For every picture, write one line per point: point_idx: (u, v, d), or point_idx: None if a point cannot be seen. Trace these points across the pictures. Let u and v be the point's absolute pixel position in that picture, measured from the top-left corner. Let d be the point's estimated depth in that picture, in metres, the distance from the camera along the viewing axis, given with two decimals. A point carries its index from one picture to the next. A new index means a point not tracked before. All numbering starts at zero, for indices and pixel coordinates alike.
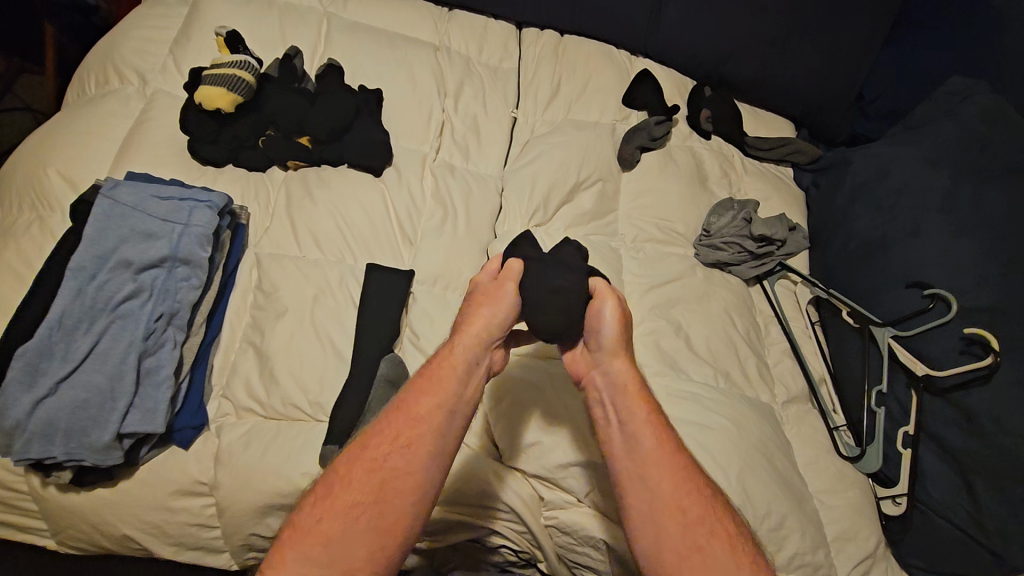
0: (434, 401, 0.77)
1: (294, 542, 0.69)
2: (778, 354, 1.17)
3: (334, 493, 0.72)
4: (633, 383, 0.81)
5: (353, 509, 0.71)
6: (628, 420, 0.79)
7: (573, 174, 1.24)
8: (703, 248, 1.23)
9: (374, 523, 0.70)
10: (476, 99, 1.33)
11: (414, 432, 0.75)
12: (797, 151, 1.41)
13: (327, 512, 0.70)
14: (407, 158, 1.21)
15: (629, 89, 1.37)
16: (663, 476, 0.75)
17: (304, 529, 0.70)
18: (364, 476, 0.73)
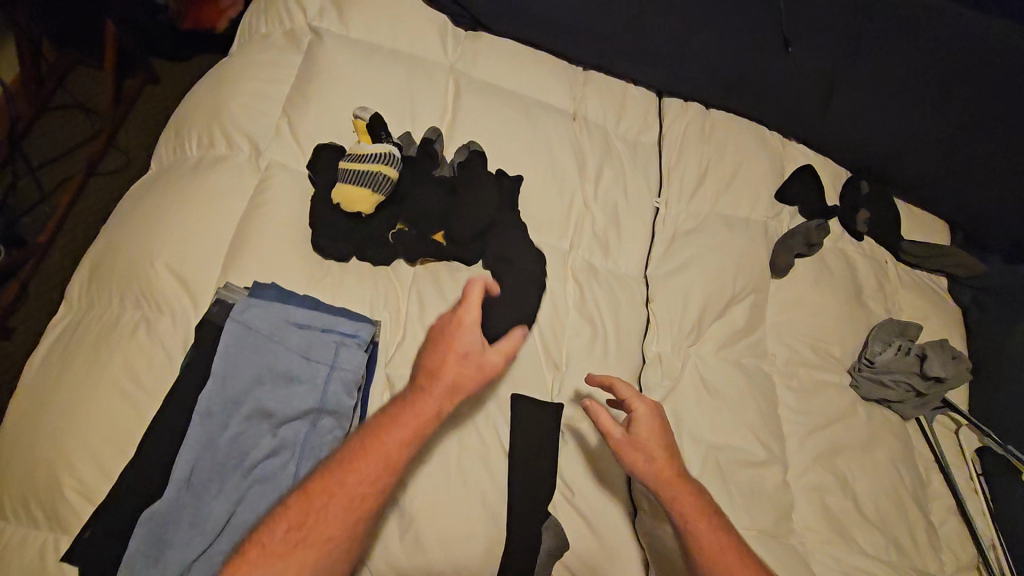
0: (401, 440, 0.74)
1: (256, 547, 0.67)
2: (943, 512, 1.06)
3: (305, 518, 0.69)
4: (667, 463, 0.84)
5: (312, 535, 0.68)
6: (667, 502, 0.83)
7: (726, 288, 1.11)
8: (865, 380, 1.10)
9: (326, 550, 0.68)
10: (617, 184, 1.18)
11: (380, 471, 0.72)
12: (958, 264, 1.27)
13: (298, 533, 0.68)
14: (549, 257, 1.06)
15: (784, 184, 1.23)
16: (704, 541, 0.81)
17: (273, 537, 0.67)
18: (340, 498, 0.70)
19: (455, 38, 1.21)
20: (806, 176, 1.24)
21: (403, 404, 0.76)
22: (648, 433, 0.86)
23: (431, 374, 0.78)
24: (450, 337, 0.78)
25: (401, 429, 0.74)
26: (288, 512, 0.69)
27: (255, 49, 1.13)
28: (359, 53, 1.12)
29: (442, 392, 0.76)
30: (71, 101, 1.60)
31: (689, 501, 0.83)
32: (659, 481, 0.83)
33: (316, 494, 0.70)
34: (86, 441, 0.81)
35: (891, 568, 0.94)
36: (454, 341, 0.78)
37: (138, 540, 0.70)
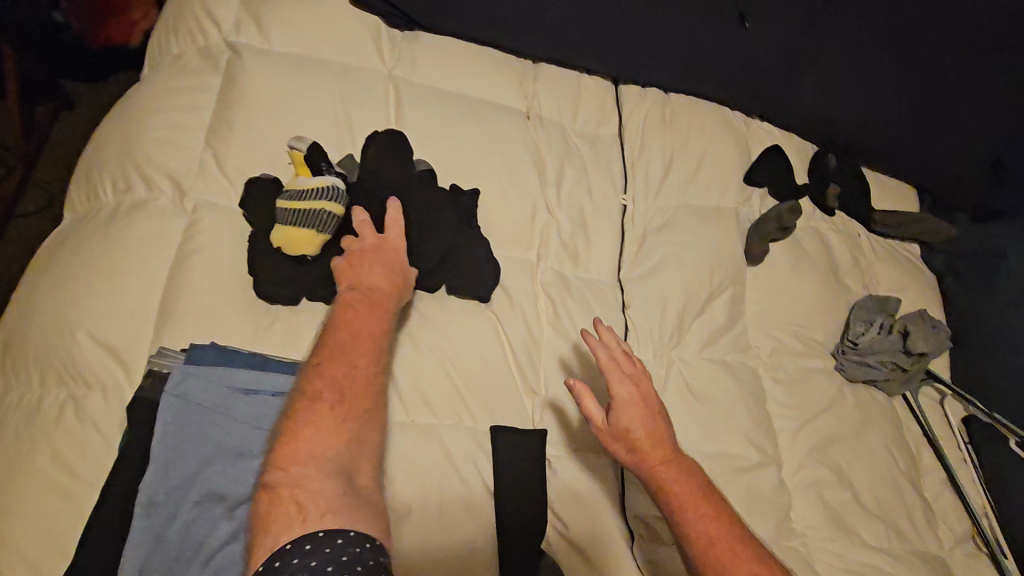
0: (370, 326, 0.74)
1: (306, 427, 0.65)
2: (937, 487, 1.05)
3: (341, 383, 0.68)
4: (654, 450, 0.81)
5: (354, 409, 0.68)
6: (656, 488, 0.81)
7: (704, 284, 1.06)
8: (850, 363, 1.08)
9: (368, 429, 0.69)
10: (580, 184, 1.11)
11: (382, 320, 0.76)
12: (931, 231, 1.25)
13: (344, 411, 0.67)
14: (516, 273, 1.00)
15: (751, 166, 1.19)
16: (695, 533, 0.77)
17: (322, 413, 0.66)
18: (357, 354, 0.71)
19: (390, 41, 1.11)
20: (775, 155, 1.20)
21: (358, 297, 0.76)
22: (632, 419, 0.82)
23: (361, 293, 0.77)
24: (370, 259, 0.80)
25: (374, 317, 0.75)
26: (323, 386, 0.67)
27: (166, 74, 1.01)
28: (285, 69, 1.01)
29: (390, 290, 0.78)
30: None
31: (678, 485, 0.80)
32: (645, 469, 0.81)
33: (339, 362, 0.70)
34: (10, 564, 0.70)
35: (893, 556, 0.93)
36: (376, 261, 0.80)
37: None
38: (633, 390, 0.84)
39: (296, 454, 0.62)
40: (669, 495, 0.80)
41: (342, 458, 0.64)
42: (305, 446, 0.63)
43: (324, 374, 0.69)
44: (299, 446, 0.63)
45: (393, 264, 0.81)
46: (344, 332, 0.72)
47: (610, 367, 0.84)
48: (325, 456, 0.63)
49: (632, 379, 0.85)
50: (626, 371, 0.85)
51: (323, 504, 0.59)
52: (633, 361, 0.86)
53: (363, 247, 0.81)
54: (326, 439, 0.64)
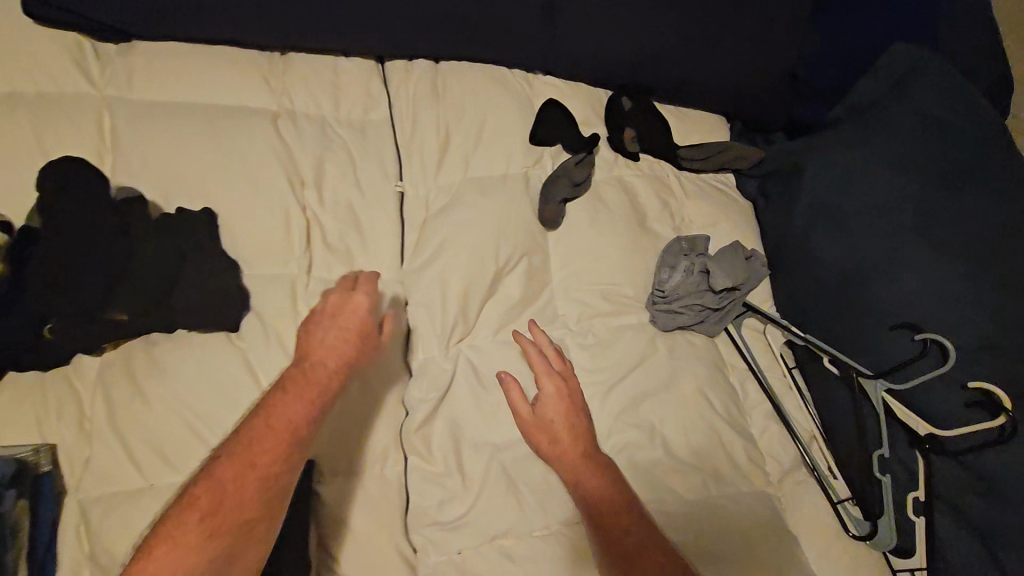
0: (294, 402, 0.73)
1: (162, 544, 0.61)
2: (762, 421, 1.03)
3: (222, 493, 0.65)
4: (573, 447, 0.84)
5: (226, 524, 0.64)
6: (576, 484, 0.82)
7: (489, 261, 0.99)
8: (660, 313, 1.04)
9: (240, 542, 0.65)
10: (347, 179, 1.02)
11: (304, 414, 0.72)
12: (737, 157, 1.21)
13: (211, 529, 0.63)
14: (272, 293, 0.91)
15: (535, 124, 1.11)
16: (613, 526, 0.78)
17: (184, 529, 0.62)
18: (256, 455, 0.68)
19: (100, 59, 0.99)
20: (554, 111, 1.12)
21: (298, 376, 0.75)
22: (556, 414, 0.87)
23: (296, 377, 0.75)
24: (320, 330, 0.79)
25: (291, 411, 0.72)
26: (199, 495, 0.65)
27: None
28: None
29: (332, 359, 0.77)
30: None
31: (597, 480, 0.81)
32: (566, 464, 0.84)
33: (233, 464, 0.67)
34: None
35: (708, 506, 0.91)
36: (318, 335, 0.79)
37: None
38: (559, 385, 0.89)
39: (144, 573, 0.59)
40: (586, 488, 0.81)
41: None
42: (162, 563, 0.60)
43: (205, 480, 0.66)
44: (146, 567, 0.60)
45: (349, 336, 0.79)
46: (250, 429, 0.70)
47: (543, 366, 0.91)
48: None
49: (560, 376, 0.91)
50: (556, 368, 0.92)
51: None
52: (563, 361, 0.92)
53: (331, 309, 0.81)
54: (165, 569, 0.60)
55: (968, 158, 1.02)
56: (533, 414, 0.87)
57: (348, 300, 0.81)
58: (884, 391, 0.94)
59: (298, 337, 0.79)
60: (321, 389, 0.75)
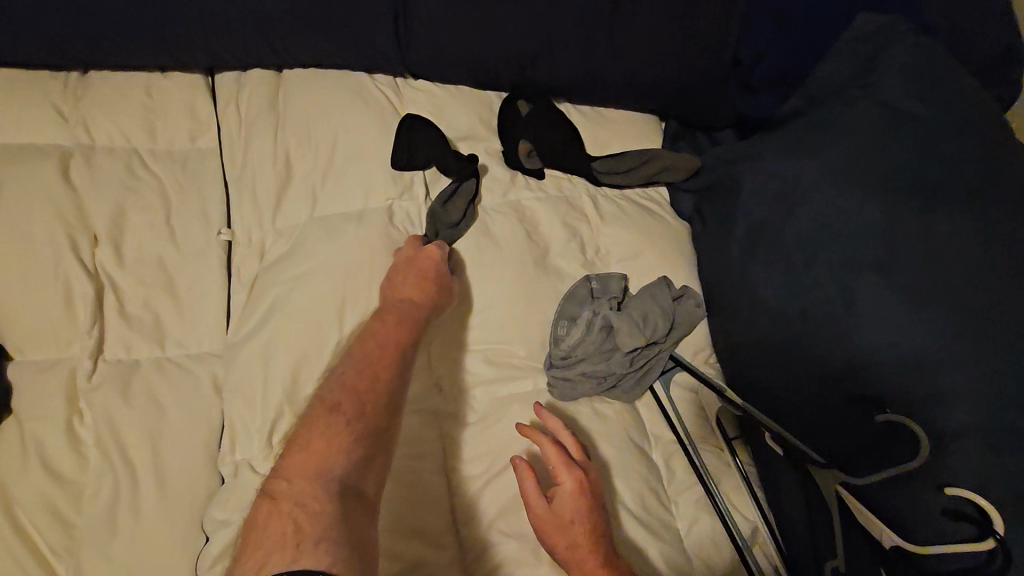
0: (390, 334, 0.75)
1: (315, 432, 0.64)
2: (692, 512, 0.81)
3: (360, 393, 0.68)
4: (603, 572, 0.66)
5: (379, 412, 0.68)
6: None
7: (331, 326, 0.79)
8: (559, 378, 0.83)
9: (367, 457, 0.65)
10: (158, 229, 0.82)
11: (362, 379, 0.69)
12: (664, 168, 0.98)
13: (357, 432, 0.65)
14: (40, 388, 0.71)
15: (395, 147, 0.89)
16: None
17: (330, 423, 0.65)
18: (359, 378, 0.69)
19: None
20: (433, 125, 0.91)
21: (384, 317, 0.77)
22: (571, 522, 0.67)
23: (381, 317, 0.76)
24: (405, 278, 0.80)
25: (380, 346, 0.73)
26: (341, 399, 0.67)
27: None
28: None
29: (424, 302, 0.78)
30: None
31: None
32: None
33: (338, 391, 0.68)
34: None
35: None
36: (412, 275, 0.80)
37: None
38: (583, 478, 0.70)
39: (307, 459, 0.62)
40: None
41: (305, 489, 0.60)
42: (303, 460, 0.62)
43: (339, 383, 0.69)
44: (292, 466, 0.62)
45: (426, 286, 0.79)
46: (362, 353, 0.72)
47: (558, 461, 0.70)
48: (298, 493, 0.59)
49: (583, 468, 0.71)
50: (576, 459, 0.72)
51: (273, 543, 0.55)
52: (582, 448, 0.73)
53: (405, 262, 0.82)
54: (297, 468, 0.61)
55: (948, 165, 0.79)
56: (548, 524, 0.68)
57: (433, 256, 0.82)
58: (838, 484, 0.73)
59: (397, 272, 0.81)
60: (411, 318, 0.77)
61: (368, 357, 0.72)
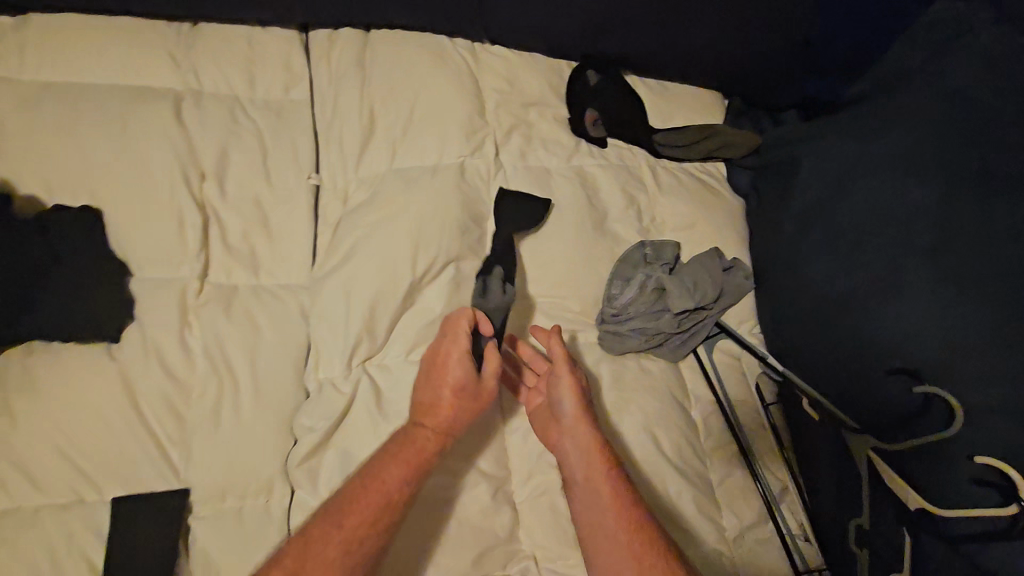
0: (402, 454, 0.72)
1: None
2: (724, 466, 0.87)
3: (344, 514, 0.67)
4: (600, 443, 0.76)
5: (359, 545, 0.66)
6: (594, 481, 0.75)
7: (405, 268, 0.86)
8: (610, 334, 0.89)
9: None
10: (255, 171, 0.91)
11: (353, 511, 0.67)
12: (724, 144, 1.02)
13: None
14: (158, 301, 0.82)
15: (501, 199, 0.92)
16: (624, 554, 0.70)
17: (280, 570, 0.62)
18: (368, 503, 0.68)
19: None
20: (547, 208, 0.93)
21: (406, 430, 0.75)
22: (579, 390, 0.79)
23: (400, 438, 0.74)
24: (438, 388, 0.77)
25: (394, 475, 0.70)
26: (311, 536, 0.65)
27: None
28: None
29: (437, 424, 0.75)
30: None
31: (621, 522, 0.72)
32: (584, 451, 0.77)
33: (320, 524, 0.66)
34: None
35: None
36: (440, 394, 0.77)
37: None
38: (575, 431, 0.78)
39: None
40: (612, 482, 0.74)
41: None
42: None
43: (322, 514, 0.67)
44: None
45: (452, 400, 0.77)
46: (359, 477, 0.70)
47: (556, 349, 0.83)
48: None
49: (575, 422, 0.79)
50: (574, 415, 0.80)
51: None
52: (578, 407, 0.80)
53: (437, 364, 0.79)
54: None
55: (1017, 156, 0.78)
56: (564, 389, 0.79)
57: (464, 365, 0.77)
58: (870, 447, 0.78)
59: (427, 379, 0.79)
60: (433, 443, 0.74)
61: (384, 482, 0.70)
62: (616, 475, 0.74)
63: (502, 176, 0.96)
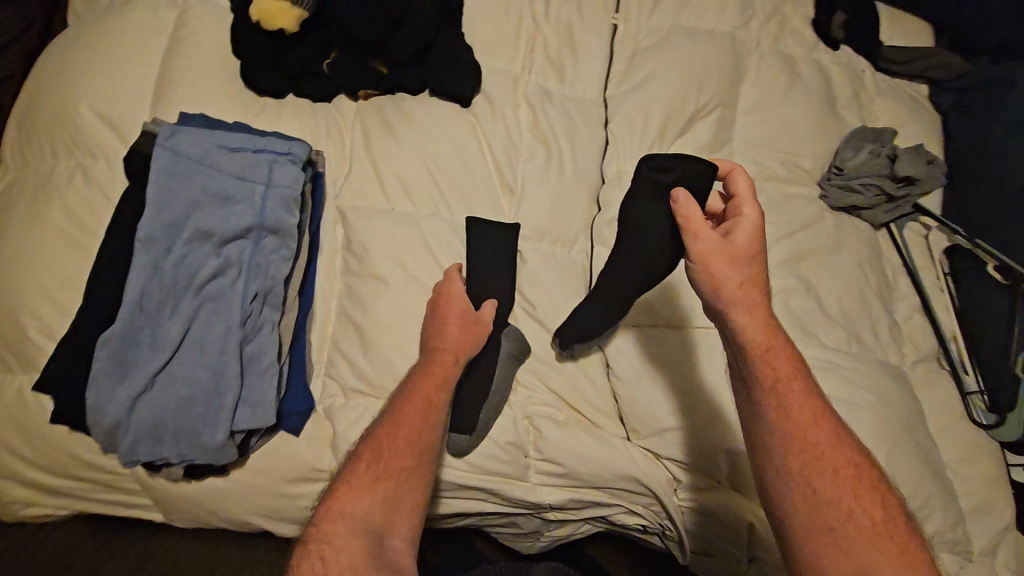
0: (409, 426, 0.72)
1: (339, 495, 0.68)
2: (907, 310, 1.07)
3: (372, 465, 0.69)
4: (766, 336, 0.71)
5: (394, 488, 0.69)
6: (757, 383, 0.70)
7: (688, 101, 1.05)
8: (834, 189, 1.08)
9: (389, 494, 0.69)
10: (571, 2, 1.08)
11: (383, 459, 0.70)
12: (940, 65, 1.21)
13: (373, 482, 0.68)
14: (498, 82, 1.00)
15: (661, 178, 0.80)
16: (794, 463, 0.66)
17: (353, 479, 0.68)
18: (408, 420, 0.72)
19: None
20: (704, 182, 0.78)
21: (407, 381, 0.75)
22: (744, 264, 0.72)
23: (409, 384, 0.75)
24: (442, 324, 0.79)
25: (423, 397, 0.74)
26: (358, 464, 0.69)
27: None
28: None
29: (442, 355, 0.77)
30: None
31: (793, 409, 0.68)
32: (749, 323, 0.71)
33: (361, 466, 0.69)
34: (39, 298, 0.82)
35: (852, 357, 0.96)
36: (443, 326, 0.79)
37: (100, 362, 0.73)
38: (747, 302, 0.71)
39: (356, 498, 0.67)
40: (780, 387, 0.69)
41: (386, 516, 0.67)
42: (383, 481, 0.68)
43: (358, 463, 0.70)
44: (352, 478, 0.68)
45: (453, 339, 0.78)
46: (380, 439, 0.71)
47: (740, 204, 0.75)
48: (381, 501, 0.68)
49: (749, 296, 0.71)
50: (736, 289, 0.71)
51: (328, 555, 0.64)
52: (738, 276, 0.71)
53: (435, 306, 0.81)
54: (365, 492, 0.67)
55: None
56: (718, 256, 0.72)
57: (452, 302, 0.80)
58: None
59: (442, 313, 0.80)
60: (444, 379, 0.75)
61: (413, 405, 0.73)
62: (788, 361, 0.70)
63: (759, 50, 1.14)
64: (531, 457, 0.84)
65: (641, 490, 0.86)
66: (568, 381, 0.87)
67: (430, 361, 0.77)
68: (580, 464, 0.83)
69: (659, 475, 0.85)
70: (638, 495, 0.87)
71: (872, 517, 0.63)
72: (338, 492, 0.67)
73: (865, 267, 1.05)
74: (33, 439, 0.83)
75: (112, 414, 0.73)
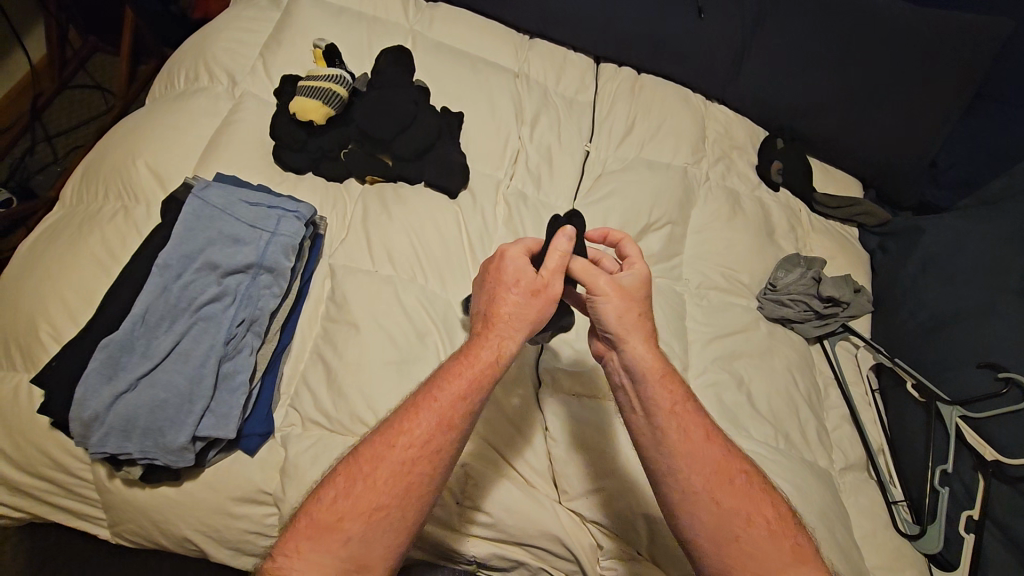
0: (425, 429, 0.70)
1: (337, 499, 0.67)
2: (837, 419, 1.13)
3: (357, 476, 0.68)
4: (657, 362, 0.78)
5: (390, 500, 0.67)
6: (656, 406, 0.75)
7: (645, 214, 1.23)
8: (768, 302, 1.22)
9: (375, 518, 0.66)
10: (552, 128, 1.31)
11: (372, 479, 0.68)
12: (865, 213, 1.41)
13: (348, 505, 0.66)
14: (483, 183, 1.20)
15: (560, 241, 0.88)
16: (700, 483, 0.72)
17: (321, 501, 0.68)
18: (402, 452, 0.69)
19: (415, 6, 1.40)
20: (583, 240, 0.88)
21: (429, 397, 0.72)
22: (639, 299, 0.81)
23: (431, 396, 0.72)
24: (511, 325, 0.76)
25: (428, 428, 0.70)
26: (341, 474, 0.69)
27: (239, 9, 1.31)
28: (330, 13, 1.29)
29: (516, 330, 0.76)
30: (90, 83, 1.75)
31: (694, 431, 0.75)
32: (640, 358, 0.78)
33: (349, 477, 0.68)
34: (56, 307, 0.95)
35: (780, 453, 1.01)
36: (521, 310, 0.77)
37: (95, 361, 0.83)
38: (641, 331, 0.79)
39: (327, 537, 0.65)
40: (678, 412, 0.75)
41: (357, 558, 0.65)
42: (348, 525, 0.66)
43: (348, 474, 0.69)
44: (325, 505, 0.67)
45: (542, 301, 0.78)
46: (375, 450, 0.69)
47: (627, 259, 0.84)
48: (351, 539, 0.65)
49: (638, 323, 0.79)
50: (635, 323, 0.79)
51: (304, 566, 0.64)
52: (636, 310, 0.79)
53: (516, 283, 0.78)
54: (354, 511, 0.66)
55: None
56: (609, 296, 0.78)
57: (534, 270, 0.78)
58: (958, 417, 1.06)
59: (493, 316, 0.76)
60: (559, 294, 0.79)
61: (412, 435, 0.70)
62: (674, 387, 0.77)
63: (708, 184, 1.35)
64: (462, 505, 0.89)
65: (561, 554, 0.89)
66: (505, 436, 0.94)
67: (431, 394, 0.72)
68: (508, 516, 0.88)
69: (582, 539, 0.90)
70: (559, 560, 0.90)
71: (771, 520, 0.70)
72: (304, 522, 0.66)
73: (796, 371, 1.15)
74: (13, 431, 0.90)
75: (92, 408, 0.82)
